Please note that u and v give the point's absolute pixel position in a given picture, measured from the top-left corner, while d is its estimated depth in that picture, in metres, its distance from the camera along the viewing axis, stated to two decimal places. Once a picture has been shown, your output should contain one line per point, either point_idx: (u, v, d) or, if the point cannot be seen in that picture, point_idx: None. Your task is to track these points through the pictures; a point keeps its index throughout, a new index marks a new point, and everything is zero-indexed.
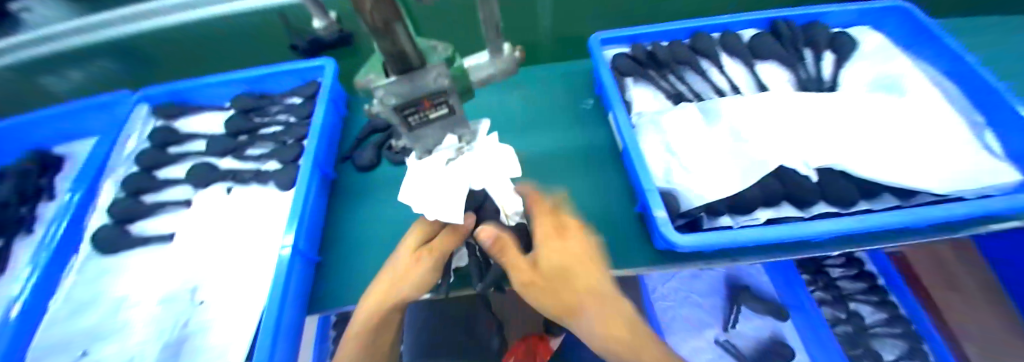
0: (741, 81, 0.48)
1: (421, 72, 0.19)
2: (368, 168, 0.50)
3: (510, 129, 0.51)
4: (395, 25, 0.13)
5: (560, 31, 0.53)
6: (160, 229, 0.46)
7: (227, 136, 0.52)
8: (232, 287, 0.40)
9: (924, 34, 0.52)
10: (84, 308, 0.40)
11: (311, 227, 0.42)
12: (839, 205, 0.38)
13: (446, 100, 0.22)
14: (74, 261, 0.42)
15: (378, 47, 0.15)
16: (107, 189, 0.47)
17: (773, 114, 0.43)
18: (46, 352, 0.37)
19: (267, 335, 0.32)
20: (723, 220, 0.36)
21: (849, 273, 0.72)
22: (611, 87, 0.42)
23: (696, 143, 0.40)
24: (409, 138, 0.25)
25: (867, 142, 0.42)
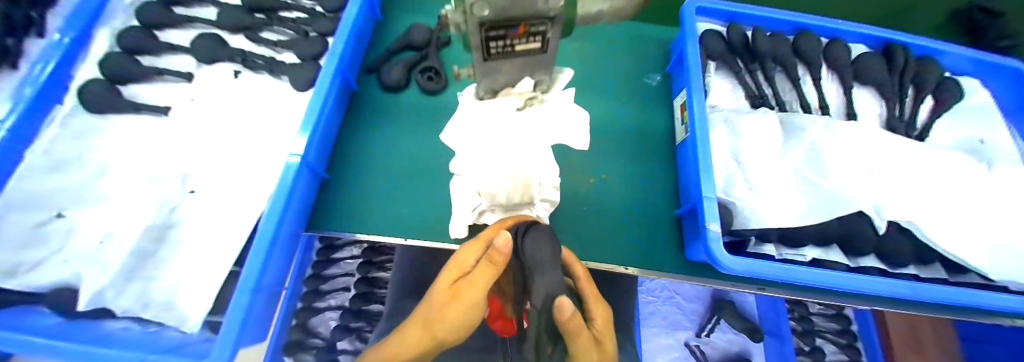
0: (830, 98, 0.43)
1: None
2: (394, 89, 0.44)
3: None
4: None
5: None
6: (156, 100, 0.41)
7: (243, 10, 0.45)
8: (229, 183, 0.36)
9: None
10: (64, 165, 0.36)
11: (323, 140, 0.37)
12: (889, 263, 0.35)
13: (546, 31, 0.17)
14: (56, 111, 0.37)
15: None
16: (102, 39, 0.41)
17: (860, 147, 0.38)
18: (20, 204, 0.33)
19: (262, 244, 0.29)
20: (769, 248, 0.33)
21: (827, 311, 0.68)
22: (695, 68, 0.37)
23: (766, 158, 0.36)
24: (476, 68, 0.20)
25: (949, 203, 0.38)
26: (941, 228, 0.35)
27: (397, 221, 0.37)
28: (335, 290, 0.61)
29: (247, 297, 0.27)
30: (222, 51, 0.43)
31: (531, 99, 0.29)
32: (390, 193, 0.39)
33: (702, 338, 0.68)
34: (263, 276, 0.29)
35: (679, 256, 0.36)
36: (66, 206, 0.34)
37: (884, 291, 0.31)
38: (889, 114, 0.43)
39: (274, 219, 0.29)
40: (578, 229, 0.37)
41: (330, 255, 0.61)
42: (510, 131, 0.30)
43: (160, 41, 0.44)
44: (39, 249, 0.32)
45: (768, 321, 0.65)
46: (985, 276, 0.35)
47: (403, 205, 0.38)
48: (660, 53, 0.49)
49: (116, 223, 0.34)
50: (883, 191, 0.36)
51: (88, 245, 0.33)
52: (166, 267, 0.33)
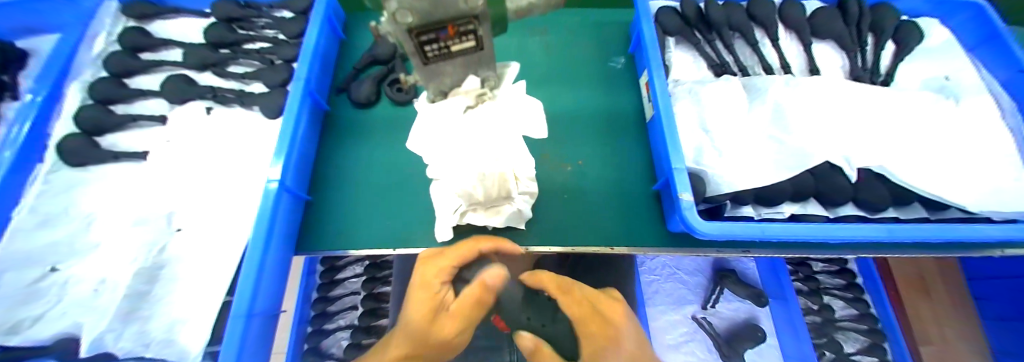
0: (791, 57, 0.44)
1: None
2: (365, 105, 0.45)
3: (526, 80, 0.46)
4: None
5: None
6: (132, 146, 0.42)
7: (208, 47, 0.46)
8: (213, 218, 0.37)
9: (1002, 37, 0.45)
10: (50, 220, 0.36)
11: (300, 163, 0.38)
12: (867, 209, 0.36)
13: (475, 30, 0.17)
14: (36, 170, 0.38)
15: None
16: (72, 93, 0.42)
17: (823, 100, 0.38)
18: (14, 261, 0.34)
19: (251, 272, 0.29)
20: (746, 210, 0.34)
21: (831, 268, 0.69)
22: (653, 45, 0.38)
23: (733, 122, 0.37)
24: (421, 73, 0.21)
25: (921, 143, 0.38)
26: (914, 167, 0.36)
27: (382, 233, 0.38)
28: (343, 310, 0.61)
29: (241, 323, 0.28)
30: (191, 89, 0.43)
31: (480, 97, 0.29)
32: (374, 206, 0.39)
33: (709, 309, 0.68)
34: (255, 301, 0.29)
35: (661, 229, 0.37)
36: (59, 260, 0.35)
37: (860, 235, 0.31)
38: (851, 64, 0.44)
39: (259, 245, 0.30)
40: (559, 218, 0.37)
41: (333, 277, 0.62)
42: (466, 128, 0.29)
43: (130, 88, 0.44)
44: (36, 304, 0.33)
45: (771, 285, 0.66)
46: (964, 209, 0.35)
47: (388, 215, 0.39)
48: (623, 33, 0.50)
49: (109, 270, 0.34)
50: (851, 140, 0.36)
51: (84, 295, 0.33)
52: (161, 307, 0.33)
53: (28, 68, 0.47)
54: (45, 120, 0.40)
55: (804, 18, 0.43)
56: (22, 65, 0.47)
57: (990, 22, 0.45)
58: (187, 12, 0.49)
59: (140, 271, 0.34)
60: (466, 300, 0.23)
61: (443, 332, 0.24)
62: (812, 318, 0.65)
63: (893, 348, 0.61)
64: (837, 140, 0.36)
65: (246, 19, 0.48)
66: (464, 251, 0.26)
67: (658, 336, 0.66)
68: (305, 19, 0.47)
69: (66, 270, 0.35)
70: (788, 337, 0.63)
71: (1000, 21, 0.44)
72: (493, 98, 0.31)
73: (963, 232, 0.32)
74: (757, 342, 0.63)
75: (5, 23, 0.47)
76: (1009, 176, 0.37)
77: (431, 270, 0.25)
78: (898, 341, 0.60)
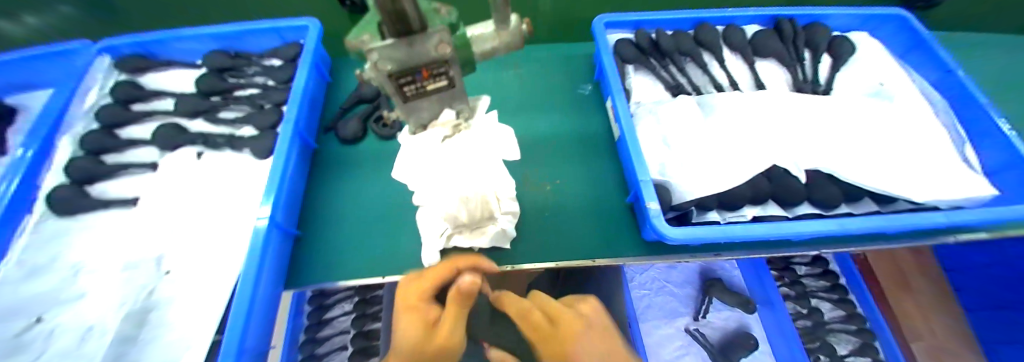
0: (740, 75, 0.49)
1: (418, 45, 0.17)
2: (353, 141, 0.47)
3: (503, 110, 0.50)
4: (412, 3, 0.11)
5: (562, 11, 0.51)
6: (122, 194, 0.43)
7: (198, 96, 0.48)
8: (203, 258, 0.38)
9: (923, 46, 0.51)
10: (33, 274, 0.36)
11: (290, 199, 0.39)
12: (823, 207, 0.39)
13: (447, 71, 0.20)
14: (23, 223, 0.38)
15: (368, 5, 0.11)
16: (63, 145, 0.43)
17: (770, 112, 0.42)
18: None
19: (241, 309, 0.30)
20: (712, 215, 0.36)
21: (814, 271, 0.70)
22: (613, 74, 0.42)
23: (692, 136, 0.40)
24: (403, 108, 0.24)
25: (861, 144, 0.42)
26: (856, 166, 0.40)
27: (371, 262, 0.39)
28: (332, 351, 0.59)
29: (230, 360, 0.28)
30: (182, 135, 0.45)
31: (457, 128, 0.29)
32: (363, 237, 0.41)
33: (700, 320, 0.69)
34: (245, 338, 0.30)
35: (637, 240, 0.39)
36: (46, 309, 0.35)
37: (812, 231, 0.34)
38: (794, 77, 0.49)
39: (249, 283, 0.31)
40: (543, 236, 0.39)
41: (322, 317, 0.61)
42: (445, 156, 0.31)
43: (121, 138, 0.46)
44: (20, 356, 0.33)
45: (757, 291, 0.67)
46: (910, 201, 0.39)
47: (377, 245, 0.40)
48: (590, 62, 0.55)
49: (95, 317, 0.34)
50: (798, 146, 0.40)
51: (69, 344, 0.33)
52: (146, 354, 0.33)
53: (16, 124, 0.48)
54: (35, 174, 0.40)
55: (746, 41, 0.49)
56: (13, 121, 0.48)
57: (915, 30, 0.51)
58: (179, 64, 0.52)
59: (128, 317, 0.34)
60: (450, 309, 0.25)
61: (433, 341, 0.24)
62: (803, 323, 0.66)
63: (883, 345, 0.62)
64: (785, 147, 0.40)
65: (236, 68, 0.51)
66: (439, 270, 0.28)
67: (654, 353, 0.66)
68: (294, 65, 0.51)
69: (50, 321, 0.34)
70: (779, 342, 0.63)
71: (923, 29, 0.50)
72: (470, 128, 0.31)
73: (906, 222, 0.34)
74: (750, 351, 0.64)
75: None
76: (944, 168, 0.41)
77: (416, 290, 0.28)
78: (885, 335, 0.62)
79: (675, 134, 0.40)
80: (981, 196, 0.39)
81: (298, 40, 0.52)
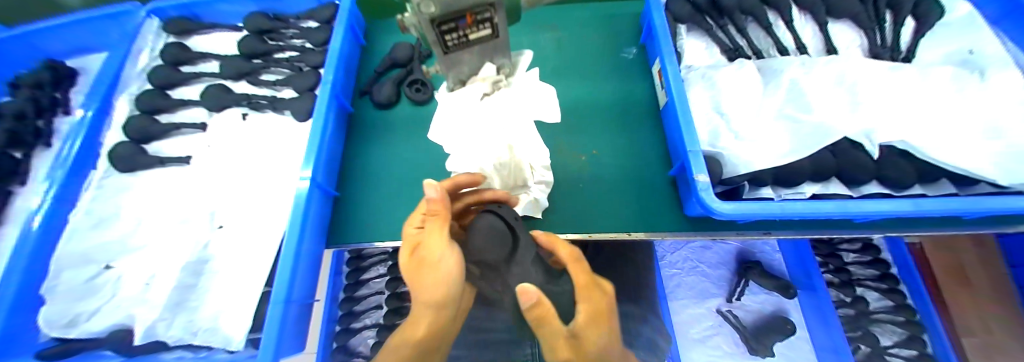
0: (808, 39, 0.44)
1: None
2: (386, 106, 0.47)
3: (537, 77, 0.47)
4: None
5: None
6: (177, 152, 0.45)
7: (242, 58, 0.49)
8: (251, 215, 0.40)
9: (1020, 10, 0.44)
10: (106, 222, 0.40)
11: (329, 161, 0.40)
12: (893, 187, 0.34)
13: (492, 17, 0.19)
14: (93, 176, 0.42)
15: None
16: (121, 105, 0.46)
17: (843, 80, 0.38)
18: (79, 259, 0.38)
19: (287, 262, 0.31)
20: (765, 192, 0.33)
21: (863, 259, 0.65)
22: (663, 34, 0.38)
23: (748, 104, 0.36)
24: (445, 62, 0.22)
25: (954, 118, 0.36)
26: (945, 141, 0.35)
27: (406, 226, 0.39)
28: (368, 309, 0.63)
29: (280, 308, 0.30)
30: (228, 97, 0.47)
31: (496, 84, 0.33)
32: (398, 201, 0.41)
33: (734, 303, 0.66)
34: (292, 290, 0.31)
35: (678, 214, 0.37)
36: (113, 258, 0.39)
37: (885, 212, 0.30)
38: (869, 43, 0.43)
39: (294, 240, 0.32)
40: (576, 207, 0.38)
41: (359, 277, 0.65)
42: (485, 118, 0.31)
43: (172, 98, 0.48)
44: (92, 299, 0.36)
45: (799, 277, 0.64)
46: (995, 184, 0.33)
47: (411, 208, 0.40)
48: (634, 24, 0.50)
49: (157, 266, 0.38)
50: (875, 117, 0.36)
51: (137, 288, 0.37)
52: (206, 298, 0.36)
53: (78, 85, 0.52)
54: (99, 131, 0.44)
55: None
56: (71, 85, 0.51)
57: None
58: (222, 27, 0.53)
59: (190, 264, 0.37)
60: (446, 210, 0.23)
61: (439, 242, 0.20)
62: (845, 312, 0.62)
63: (932, 340, 0.56)
64: (859, 117, 0.35)
65: (275, 31, 0.51)
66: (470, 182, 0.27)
67: (681, 330, 0.64)
68: (329, 28, 0.50)
69: (119, 267, 0.38)
70: (820, 331, 0.60)
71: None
72: (507, 85, 0.35)
73: (1006, 205, 0.29)
74: (787, 335, 0.61)
75: (58, 46, 0.52)
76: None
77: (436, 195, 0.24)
78: (937, 330, 0.56)
79: (729, 99, 0.37)
80: None
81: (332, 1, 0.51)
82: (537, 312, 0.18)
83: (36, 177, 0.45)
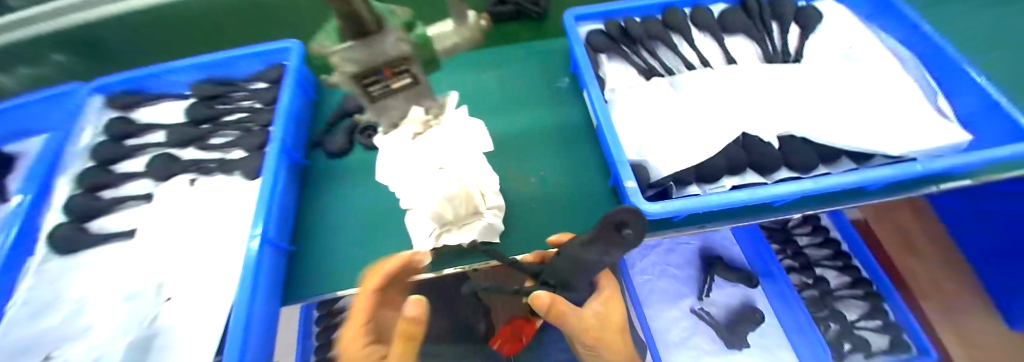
0: (710, 54, 0.50)
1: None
2: (338, 154, 0.46)
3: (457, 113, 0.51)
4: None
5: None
6: (118, 226, 0.43)
7: (190, 125, 0.48)
8: (202, 282, 0.38)
9: (888, 6, 0.51)
10: (42, 312, 0.36)
11: (282, 217, 0.38)
12: (800, 170, 0.39)
13: (409, 68, 0.22)
14: (27, 265, 0.39)
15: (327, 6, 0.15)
16: (61, 184, 0.44)
17: (733, 90, 0.44)
18: (11, 353, 0.34)
19: (238, 325, 0.29)
20: (692, 189, 0.37)
21: (815, 240, 0.70)
22: (585, 65, 0.44)
23: (666, 115, 0.42)
24: (374, 111, 0.24)
25: (829, 105, 0.43)
26: (841, 130, 0.40)
27: (365, 267, 0.38)
28: None
29: None
30: (175, 164, 0.46)
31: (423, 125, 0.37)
32: (351, 246, 0.39)
33: (705, 299, 0.67)
34: (247, 349, 0.29)
35: None
36: (55, 348, 0.35)
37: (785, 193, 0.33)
38: (762, 51, 0.50)
39: (245, 302, 0.30)
40: (529, 227, 0.40)
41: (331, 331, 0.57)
42: (416, 153, 0.37)
43: (116, 173, 0.46)
44: None
45: (757, 264, 0.66)
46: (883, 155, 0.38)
47: (362, 249, 0.39)
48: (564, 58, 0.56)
49: (98, 347, 0.35)
50: (761, 115, 0.42)
51: None
52: None
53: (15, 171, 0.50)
54: (37, 216, 0.41)
55: (711, 21, 0.51)
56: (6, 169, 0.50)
57: None
58: (169, 96, 0.52)
59: (134, 342, 0.34)
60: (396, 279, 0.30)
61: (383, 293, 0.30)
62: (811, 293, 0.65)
63: (893, 308, 0.60)
64: (757, 118, 0.42)
65: (223, 95, 0.50)
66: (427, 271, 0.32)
67: (660, 336, 0.63)
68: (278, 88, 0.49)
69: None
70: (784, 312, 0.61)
71: None
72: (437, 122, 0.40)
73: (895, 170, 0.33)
74: (755, 323, 0.62)
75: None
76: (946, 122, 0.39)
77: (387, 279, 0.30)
78: (882, 281, 0.61)
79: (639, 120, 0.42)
80: (960, 141, 0.37)
81: (280, 62, 0.51)
82: (553, 307, 0.28)
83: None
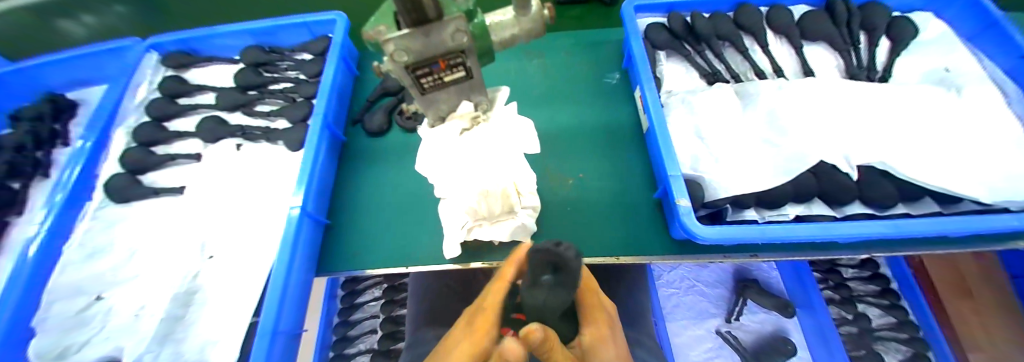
0: (784, 62, 0.45)
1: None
2: (377, 133, 0.45)
3: None
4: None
5: None
6: (169, 183, 0.45)
7: (237, 89, 0.49)
8: (242, 245, 0.39)
9: (990, 26, 0.43)
10: (97, 254, 0.40)
11: (320, 190, 0.39)
12: (876, 206, 0.34)
13: (464, 62, 0.20)
14: (86, 209, 0.42)
15: None
16: (119, 135, 0.47)
17: (819, 104, 0.37)
18: (74, 290, 0.37)
19: (276, 288, 0.30)
20: (750, 214, 0.34)
21: (862, 274, 0.61)
22: (642, 61, 0.40)
23: (729, 128, 0.38)
24: (421, 104, 0.22)
25: (936, 133, 0.36)
26: (941, 167, 0.34)
27: (391, 252, 0.37)
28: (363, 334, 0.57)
29: (268, 340, 0.28)
30: (223, 128, 0.46)
31: (475, 120, 0.26)
32: (378, 229, 0.39)
33: (733, 322, 0.63)
34: (279, 322, 0.30)
35: (666, 238, 0.36)
36: (104, 289, 0.38)
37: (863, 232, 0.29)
38: (845, 64, 0.43)
39: (282, 271, 0.31)
40: (563, 230, 0.37)
41: (353, 301, 0.59)
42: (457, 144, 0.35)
43: (169, 131, 0.48)
44: (83, 330, 0.36)
45: (798, 295, 0.59)
46: (978, 201, 0.33)
47: (391, 232, 0.38)
48: (616, 51, 0.52)
49: (148, 297, 0.37)
50: (848, 137, 0.36)
51: (125, 320, 0.36)
52: (193, 333, 0.35)
53: (77, 116, 0.54)
54: (96, 163, 0.44)
55: (790, 24, 0.44)
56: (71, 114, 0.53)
57: (986, 10, 0.43)
58: (219, 59, 0.53)
59: (178, 296, 0.37)
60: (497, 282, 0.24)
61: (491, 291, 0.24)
62: (846, 329, 0.58)
63: (939, 356, 0.52)
64: (845, 141, 0.35)
65: (270, 63, 0.51)
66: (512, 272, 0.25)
67: (681, 354, 0.61)
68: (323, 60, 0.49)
69: (87, 306, 0.37)
70: (819, 349, 0.56)
71: (997, 11, 0.42)
72: (488, 120, 0.29)
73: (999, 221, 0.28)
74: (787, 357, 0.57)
75: (61, 79, 0.53)
76: None
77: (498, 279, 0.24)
78: (928, 321, 0.53)
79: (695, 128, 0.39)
80: None
81: (326, 33, 0.50)
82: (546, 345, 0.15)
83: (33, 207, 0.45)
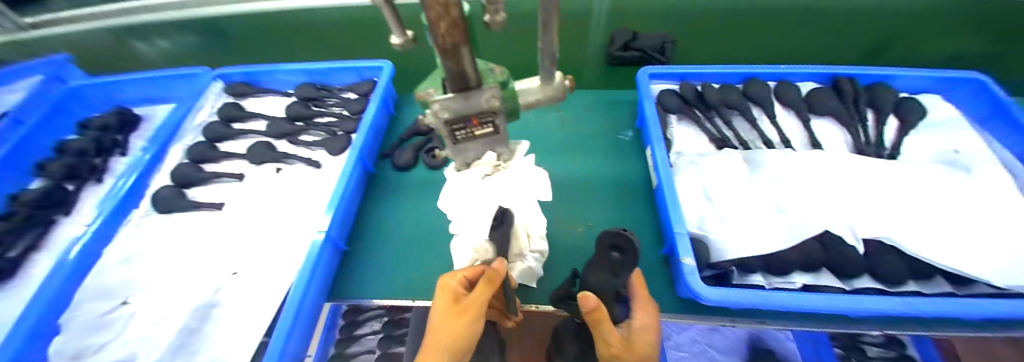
0: (793, 134, 0.48)
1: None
2: (405, 168, 0.49)
3: None
4: (462, 49, 0.16)
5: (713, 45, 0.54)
6: (210, 199, 0.50)
7: (286, 120, 0.55)
8: (266, 263, 0.42)
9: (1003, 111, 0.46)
10: (132, 259, 0.44)
11: (346, 215, 0.42)
12: (887, 282, 0.34)
13: (493, 120, 0.23)
14: (132, 216, 0.47)
15: (441, 65, 0.18)
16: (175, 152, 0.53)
17: (821, 178, 0.39)
18: (105, 291, 0.41)
19: (293, 306, 0.33)
20: (756, 279, 0.34)
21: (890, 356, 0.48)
22: (654, 124, 0.44)
23: (736, 191, 0.40)
24: (450, 152, 0.25)
25: (943, 213, 0.36)
26: (951, 245, 0.34)
27: (401, 282, 0.39)
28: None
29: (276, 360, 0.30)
30: (269, 153, 0.51)
31: (496, 168, 0.28)
32: (393, 258, 0.41)
33: None
34: (291, 341, 0.32)
35: (673, 296, 0.36)
36: (131, 294, 0.41)
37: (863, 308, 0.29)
38: (853, 141, 0.46)
39: (302, 289, 0.33)
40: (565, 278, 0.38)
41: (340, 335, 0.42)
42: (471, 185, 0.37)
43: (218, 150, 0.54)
44: (104, 332, 0.38)
45: None
46: (990, 285, 0.32)
47: (408, 263, 0.40)
48: (630, 112, 0.57)
49: (169, 307, 0.40)
50: (850, 209, 0.37)
51: (146, 327, 0.38)
52: (203, 346, 0.37)
53: (139, 130, 0.61)
54: (151, 172, 0.50)
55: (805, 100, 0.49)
56: (131, 128, 0.60)
57: (995, 95, 0.47)
58: (273, 92, 0.60)
59: (198, 309, 0.39)
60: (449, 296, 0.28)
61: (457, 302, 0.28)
62: None
63: None
64: (846, 213, 0.36)
65: (318, 98, 0.57)
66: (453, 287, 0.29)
67: None
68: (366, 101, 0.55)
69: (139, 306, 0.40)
70: None
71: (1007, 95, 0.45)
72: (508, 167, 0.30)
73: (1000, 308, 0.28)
74: None
75: (128, 96, 0.62)
76: None
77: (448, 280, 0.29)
78: None
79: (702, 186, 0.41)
80: None
81: (372, 78, 0.57)
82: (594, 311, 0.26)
83: (80, 209, 0.51)
